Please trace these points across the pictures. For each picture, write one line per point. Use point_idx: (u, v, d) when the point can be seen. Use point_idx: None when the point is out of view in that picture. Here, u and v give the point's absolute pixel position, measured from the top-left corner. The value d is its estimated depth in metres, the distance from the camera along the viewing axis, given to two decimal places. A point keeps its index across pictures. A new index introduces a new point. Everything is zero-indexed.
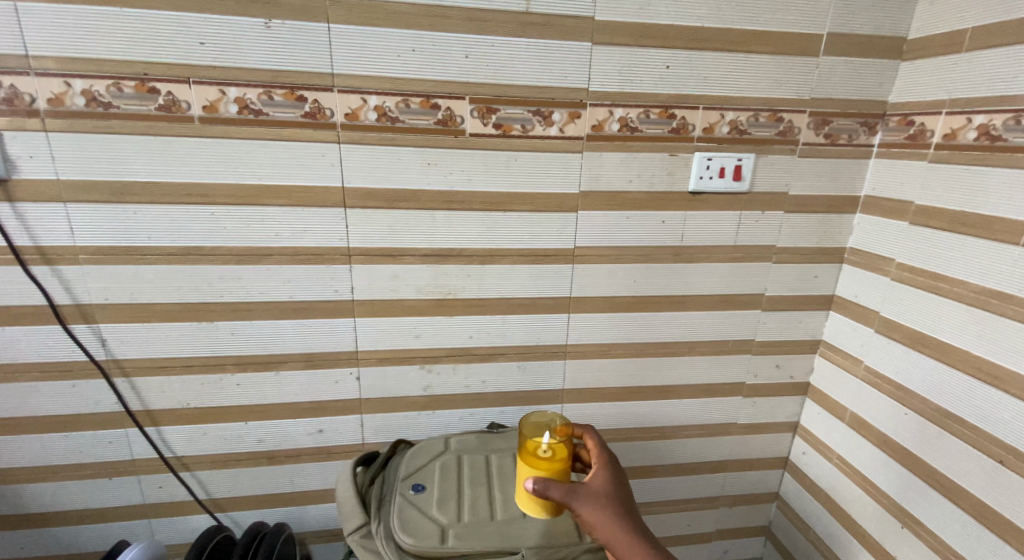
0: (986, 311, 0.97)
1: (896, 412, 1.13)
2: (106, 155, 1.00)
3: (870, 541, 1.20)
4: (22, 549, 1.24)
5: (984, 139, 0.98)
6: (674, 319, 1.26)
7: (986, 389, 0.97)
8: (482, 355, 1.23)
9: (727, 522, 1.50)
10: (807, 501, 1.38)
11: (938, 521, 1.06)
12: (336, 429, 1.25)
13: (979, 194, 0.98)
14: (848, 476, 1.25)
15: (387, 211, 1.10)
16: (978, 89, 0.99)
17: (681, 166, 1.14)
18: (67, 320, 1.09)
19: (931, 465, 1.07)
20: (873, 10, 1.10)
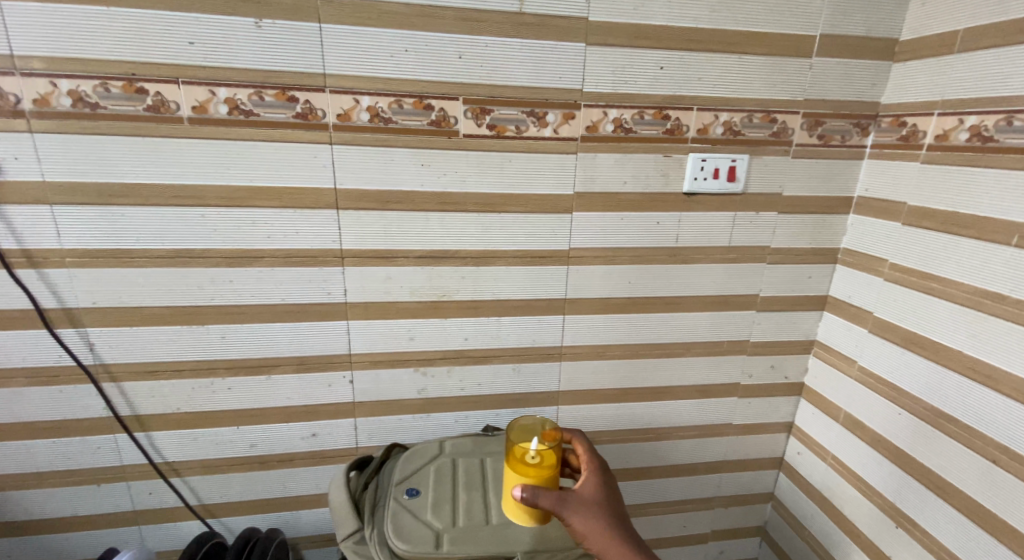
0: (979, 311, 1.27)
1: (939, 398, 1.34)
2: (270, 156, 1.35)
3: (867, 539, 1.56)
4: None
5: (977, 139, 1.28)
6: (680, 284, 1.63)
7: (985, 392, 1.26)
8: (556, 306, 1.60)
9: (724, 520, 1.96)
10: (828, 481, 1.69)
11: (947, 485, 1.35)
12: (440, 380, 1.61)
13: (969, 197, 1.29)
14: (887, 458, 1.49)
15: (479, 177, 1.45)
16: (967, 90, 1.31)
17: (677, 167, 1.52)
18: (228, 263, 1.41)
19: (931, 465, 1.38)
20: (861, 13, 1.46)
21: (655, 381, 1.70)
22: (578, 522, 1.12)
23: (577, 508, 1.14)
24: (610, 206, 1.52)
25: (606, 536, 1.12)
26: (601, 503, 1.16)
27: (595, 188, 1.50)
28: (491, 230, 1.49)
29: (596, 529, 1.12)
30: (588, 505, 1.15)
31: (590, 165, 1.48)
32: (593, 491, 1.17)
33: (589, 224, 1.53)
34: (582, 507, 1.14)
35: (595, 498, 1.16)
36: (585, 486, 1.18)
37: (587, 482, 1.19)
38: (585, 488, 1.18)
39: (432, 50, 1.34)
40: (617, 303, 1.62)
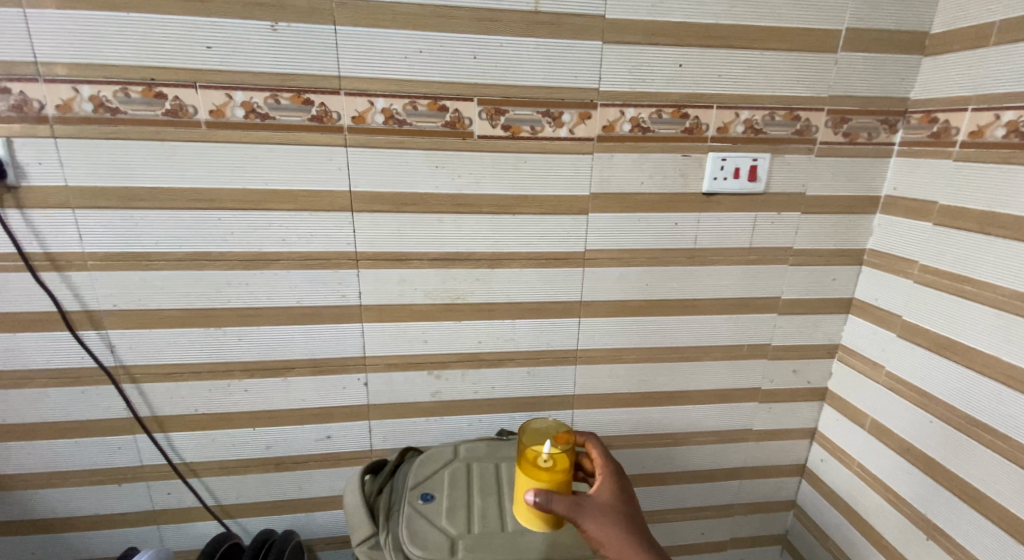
0: (1016, 316, 0.92)
1: (915, 420, 1.10)
2: (118, 161, 1.00)
3: (891, 550, 1.16)
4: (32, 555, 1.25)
5: (1014, 136, 0.93)
6: (686, 378, 1.27)
7: (1016, 397, 0.93)
8: (490, 360, 1.21)
9: (741, 536, 1.46)
10: (823, 507, 1.35)
11: (963, 530, 1.02)
12: (344, 435, 1.24)
13: (1006, 192, 0.93)
14: (868, 485, 1.21)
15: (394, 215, 1.08)
16: (1007, 82, 0.94)
17: (695, 167, 1.10)
18: (76, 326, 1.09)
19: (959, 474, 1.02)
20: (893, 4, 1.05)
21: (654, 435, 1.31)
22: (597, 527, 0.83)
23: (597, 512, 0.84)
24: (625, 206, 1.11)
25: (614, 521, 0.84)
26: (621, 511, 0.86)
27: (610, 189, 1.10)
28: (470, 232, 1.10)
29: (613, 535, 0.82)
30: (600, 505, 0.85)
31: (605, 166, 1.08)
32: (609, 495, 0.87)
33: (605, 277, 1.16)
34: (595, 506, 0.85)
35: (614, 505, 0.86)
36: (600, 489, 0.88)
37: (602, 486, 0.89)
38: (598, 492, 0.88)
39: (314, 39, 0.97)
40: (600, 393, 1.26)
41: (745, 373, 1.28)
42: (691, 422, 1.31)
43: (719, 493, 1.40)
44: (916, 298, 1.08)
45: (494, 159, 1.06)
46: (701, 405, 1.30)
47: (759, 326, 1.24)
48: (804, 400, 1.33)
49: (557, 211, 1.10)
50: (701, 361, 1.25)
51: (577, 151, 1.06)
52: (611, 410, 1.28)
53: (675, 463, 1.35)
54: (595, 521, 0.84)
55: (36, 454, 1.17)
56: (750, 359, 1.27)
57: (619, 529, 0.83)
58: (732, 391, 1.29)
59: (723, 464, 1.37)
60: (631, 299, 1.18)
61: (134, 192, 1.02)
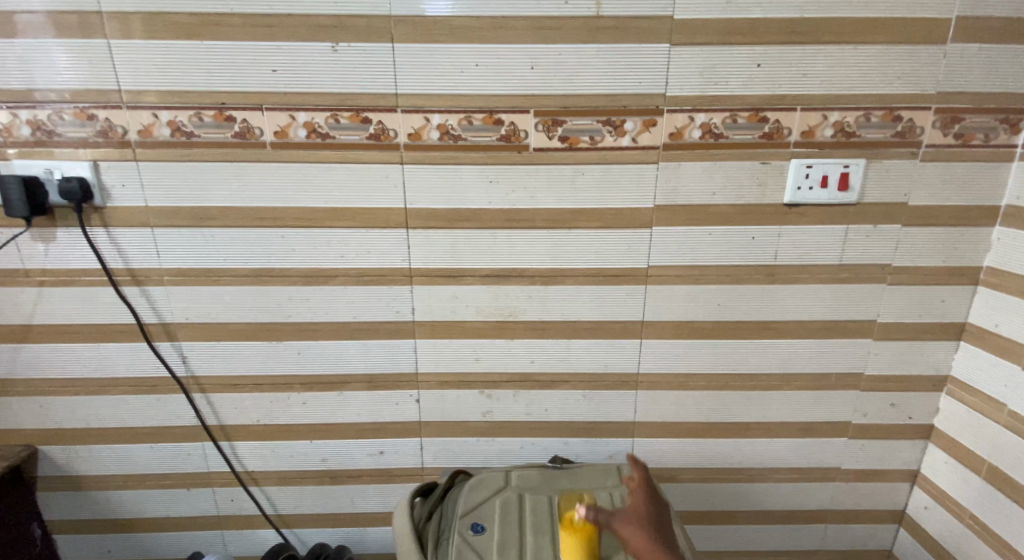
0: None
1: None
2: (191, 182, 1.04)
3: None
4: (111, 551, 1.32)
5: None
6: (762, 408, 1.15)
7: None
8: (545, 382, 1.15)
9: None
10: None
11: None
12: (397, 452, 1.22)
13: None
14: (988, 545, 1.04)
15: (449, 232, 1.05)
16: None
17: (774, 176, 1.00)
18: (152, 338, 1.15)
19: None
20: None
21: (724, 467, 1.20)
22: (626, 530, 0.85)
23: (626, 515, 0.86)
24: (692, 219, 1.03)
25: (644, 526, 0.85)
26: (650, 514, 0.87)
27: (677, 201, 1.02)
28: (525, 249, 1.06)
29: (642, 540, 0.84)
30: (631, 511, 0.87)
31: (672, 176, 1.00)
32: (641, 501, 0.88)
33: (670, 296, 1.08)
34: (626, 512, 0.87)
35: (644, 512, 0.87)
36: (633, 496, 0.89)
37: (635, 493, 0.89)
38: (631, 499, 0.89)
39: (372, 57, 0.96)
40: (664, 421, 1.17)
41: (831, 405, 1.15)
42: (768, 456, 1.19)
43: (800, 536, 1.26)
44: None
45: (551, 173, 1.01)
46: (780, 438, 1.17)
47: (848, 352, 1.10)
48: (904, 438, 1.17)
49: (617, 225, 1.04)
50: (780, 390, 1.13)
51: (641, 161, 1.00)
52: (676, 439, 1.18)
53: (748, 501, 1.23)
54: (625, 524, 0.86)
55: (116, 457, 1.24)
56: (838, 390, 1.13)
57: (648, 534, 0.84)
58: (816, 423, 1.16)
59: (803, 504, 1.23)
60: (700, 321, 1.09)
61: (205, 211, 1.06)
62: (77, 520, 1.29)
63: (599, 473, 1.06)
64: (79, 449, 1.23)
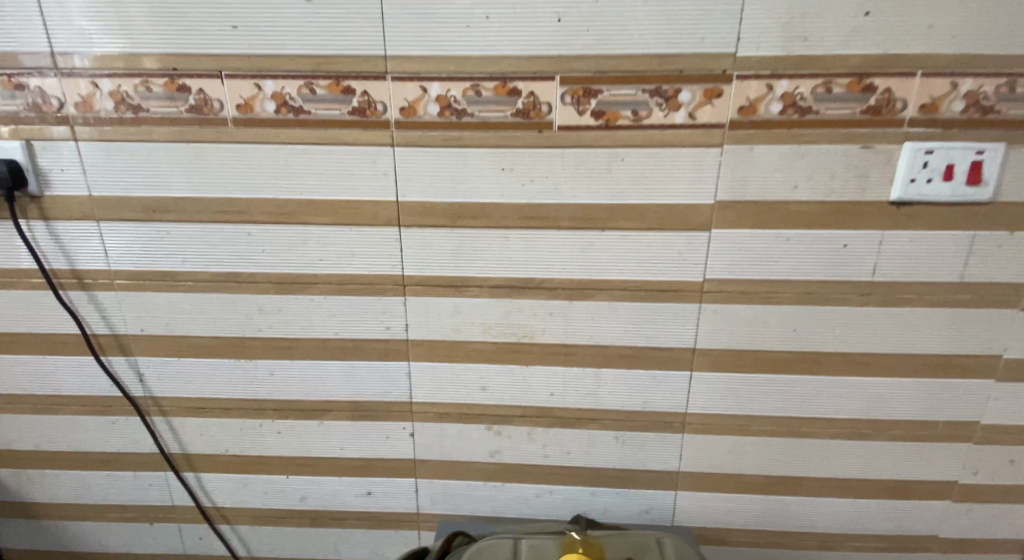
0: None
1: None
2: (142, 168, 0.86)
3: None
4: None
5: None
6: (841, 460, 0.92)
7: None
8: (567, 419, 0.94)
9: None
10: None
11: None
12: (389, 493, 1.02)
13: None
14: None
15: (450, 232, 0.85)
16: None
17: (880, 164, 0.77)
18: (102, 351, 0.97)
19: None
20: None
21: (785, 528, 0.97)
22: None
23: None
24: (762, 220, 0.81)
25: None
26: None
27: (745, 196, 0.80)
28: (546, 255, 0.85)
29: None
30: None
31: (742, 163, 0.78)
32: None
33: (727, 318, 0.86)
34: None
35: None
36: None
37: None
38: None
39: (355, 10, 0.76)
40: (714, 471, 0.94)
41: (932, 459, 0.91)
42: (845, 516, 0.95)
43: None
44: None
45: (581, 158, 0.80)
46: (864, 496, 0.94)
47: (958, 394, 0.86)
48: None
49: (665, 225, 0.82)
50: (867, 438, 0.90)
51: (699, 143, 0.78)
52: (727, 493, 0.95)
53: None
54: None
55: (69, 484, 1.07)
56: (942, 441, 0.89)
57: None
58: (910, 480, 0.92)
59: None
60: (767, 350, 0.87)
61: (158, 203, 0.88)
62: (30, 552, 1.13)
63: (630, 544, 0.83)
64: (28, 474, 1.06)
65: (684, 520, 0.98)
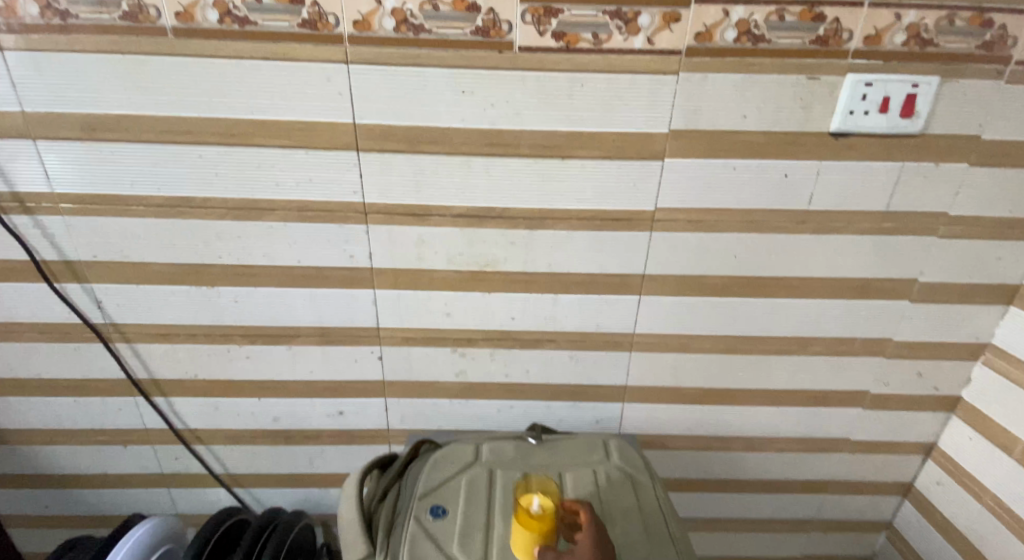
0: None
1: None
2: (78, 82, 0.81)
3: None
4: (50, 507, 1.16)
5: None
6: (771, 375, 1.01)
7: None
8: (526, 342, 0.98)
9: (818, 547, 1.21)
10: (930, 535, 1.08)
11: None
12: (358, 412, 1.06)
13: None
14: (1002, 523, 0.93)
15: (410, 157, 0.85)
16: None
17: (823, 96, 0.80)
18: (56, 279, 0.94)
19: None
20: None
21: (723, 435, 1.07)
22: None
23: None
24: (714, 149, 0.84)
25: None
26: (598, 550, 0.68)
27: (698, 125, 0.82)
28: (506, 183, 0.86)
29: None
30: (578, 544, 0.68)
31: (696, 91, 0.80)
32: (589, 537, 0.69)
33: (677, 245, 0.90)
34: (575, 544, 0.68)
35: None
36: None
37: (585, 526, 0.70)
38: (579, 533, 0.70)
39: None
40: (660, 386, 1.02)
41: (852, 372, 1.00)
42: (775, 424, 1.06)
43: (797, 505, 1.15)
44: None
45: (541, 82, 0.80)
46: (791, 406, 1.04)
47: (880, 314, 0.95)
48: (925, 409, 1.04)
49: (623, 154, 0.84)
50: (795, 355, 0.99)
51: (656, 70, 0.79)
52: (671, 406, 1.04)
53: (748, 470, 1.11)
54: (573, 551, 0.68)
55: (33, 411, 1.05)
56: (860, 356, 0.99)
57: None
58: (832, 392, 1.02)
59: (806, 474, 1.11)
60: (709, 276, 0.93)
61: (99, 120, 0.83)
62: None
63: (583, 447, 0.91)
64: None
65: (631, 430, 1.06)
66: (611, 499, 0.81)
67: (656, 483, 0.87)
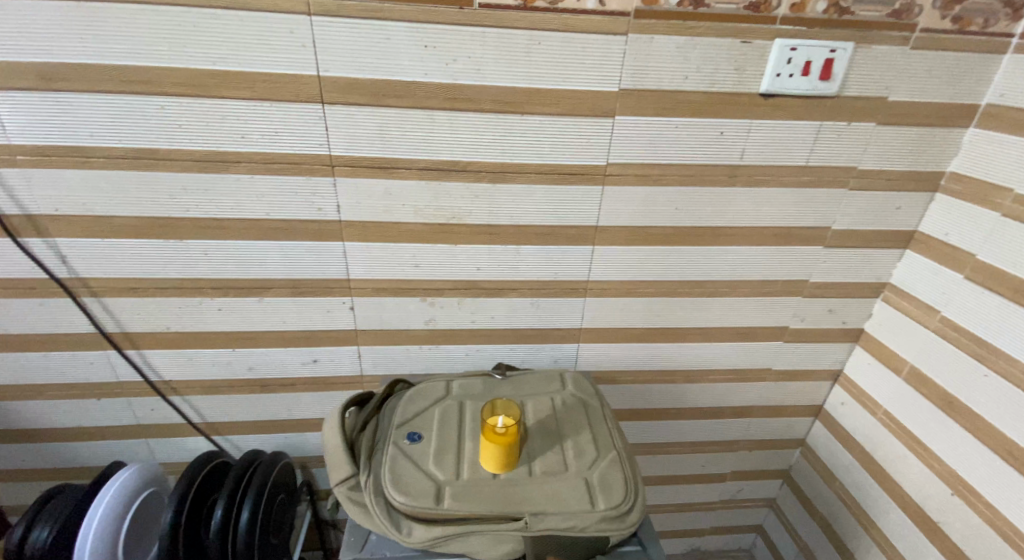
0: None
1: (961, 369, 0.96)
2: (32, 31, 0.80)
3: (909, 504, 1.06)
4: (24, 461, 1.18)
5: None
6: (708, 314, 1.12)
7: None
8: (489, 290, 1.06)
9: (746, 465, 1.37)
10: (835, 449, 1.24)
11: (998, 489, 0.91)
12: (331, 359, 1.12)
13: None
14: (891, 433, 1.09)
15: (375, 111, 0.89)
16: None
17: (755, 59, 0.88)
18: (17, 233, 0.94)
19: (1007, 433, 0.89)
20: None
21: (665, 370, 1.19)
22: None
23: None
24: (659, 107, 0.91)
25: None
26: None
27: (644, 84, 0.89)
28: (468, 138, 0.91)
29: None
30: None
31: (643, 52, 0.87)
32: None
33: (627, 197, 0.98)
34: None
35: None
36: None
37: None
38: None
39: None
40: (610, 327, 1.12)
41: (777, 310, 1.13)
42: (711, 359, 1.18)
43: (728, 429, 1.30)
44: (1000, 234, 0.89)
45: (500, 39, 0.84)
46: (725, 342, 1.16)
47: (801, 258, 1.07)
48: (836, 341, 1.18)
49: (576, 111, 0.91)
50: (728, 296, 1.10)
51: (606, 29, 0.85)
52: (620, 345, 1.15)
53: (687, 400, 1.24)
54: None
55: (2, 365, 1.06)
56: (784, 296, 1.11)
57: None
58: (760, 328, 1.15)
59: (737, 402, 1.26)
60: (654, 226, 1.01)
61: (55, 70, 0.83)
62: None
63: (541, 380, 1.01)
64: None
65: (585, 367, 1.17)
66: (565, 419, 0.92)
67: (606, 406, 0.98)
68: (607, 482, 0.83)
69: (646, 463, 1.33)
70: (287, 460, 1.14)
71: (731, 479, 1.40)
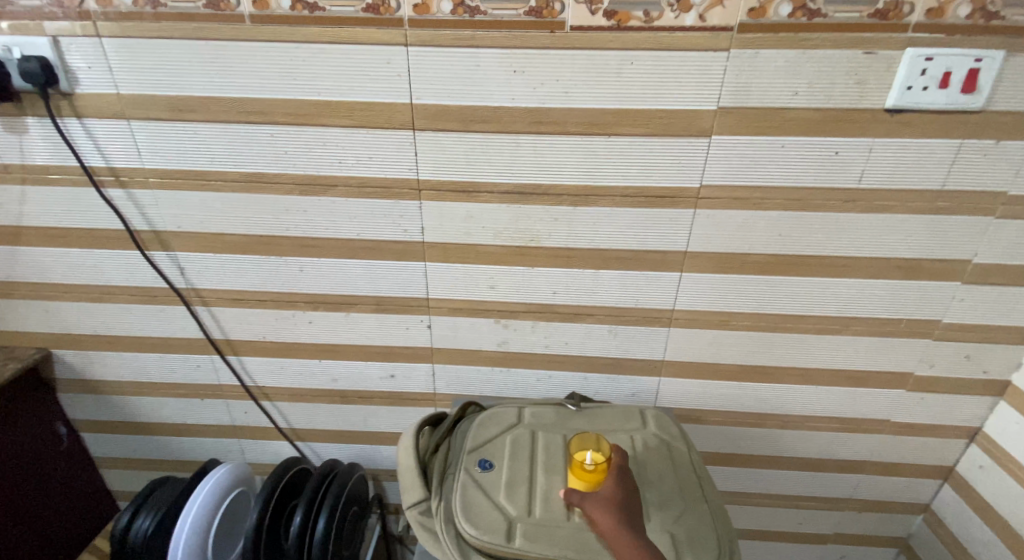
0: None
1: None
2: (165, 66, 0.88)
3: None
4: (137, 451, 1.30)
5: None
6: (812, 353, 1.01)
7: None
8: (566, 315, 1.02)
9: (854, 526, 1.21)
10: (968, 519, 1.06)
11: None
12: (409, 376, 1.13)
13: None
14: None
15: (462, 135, 0.89)
16: None
17: (879, 71, 0.79)
18: (145, 246, 1.04)
19: None
20: None
21: (760, 412, 1.08)
22: None
23: None
24: (763, 126, 0.84)
25: (613, 512, 0.72)
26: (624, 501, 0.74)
27: (746, 102, 0.83)
28: (552, 160, 0.89)
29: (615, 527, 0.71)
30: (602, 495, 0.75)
31: (747, 69, 0.80)
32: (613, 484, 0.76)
33: (720, 222, 0.91)
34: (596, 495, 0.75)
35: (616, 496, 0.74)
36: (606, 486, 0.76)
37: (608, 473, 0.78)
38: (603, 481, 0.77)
39: None
40: (697, 361, 1.04)
41: (897, 353, 1.00)
42: (813, 403, 1.06)
43: (834, 483, 1.16)
44: None
45: (591, 61, 0.82)
46: (831, 386, 1.04)
47: (929, 295, 0.94)
48: (972, 393, 1.02)
49: (669, 132, 0.86)
50: (836, 334, 0.99)
51: (708, 46, 0.80)
52: (708, 381, 1.06)
53: (785, 447, 1.12)
54: (619, 544, 0.69)
55: (127, 364, 1.17)
56: (905, 337, 0.98)
57: (617, 519, 0.71)
58: (876, 372, 1.02)
59: (845, 453, 1.12)
60: (751, 254, 0.93)
61: (182, 101, 0.91)
62: (96, 421, 1.25)
63: (620, 415, 0.96)
64: (88, 353, 1.16)
65: (667, 402, 1.09)
66: (646, 461, 0.86)
67: (691, 449, 0.90)
68: (694, 538, 0.76)
69: (735, 511, 1.22)
70: (362, 473, 1.16)
71: (835, 539, 1.24)
